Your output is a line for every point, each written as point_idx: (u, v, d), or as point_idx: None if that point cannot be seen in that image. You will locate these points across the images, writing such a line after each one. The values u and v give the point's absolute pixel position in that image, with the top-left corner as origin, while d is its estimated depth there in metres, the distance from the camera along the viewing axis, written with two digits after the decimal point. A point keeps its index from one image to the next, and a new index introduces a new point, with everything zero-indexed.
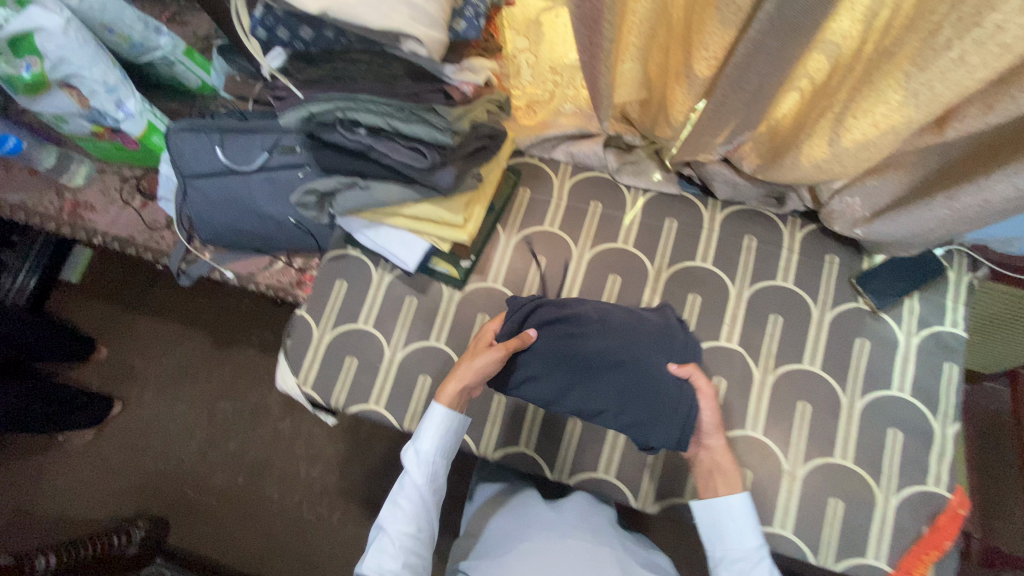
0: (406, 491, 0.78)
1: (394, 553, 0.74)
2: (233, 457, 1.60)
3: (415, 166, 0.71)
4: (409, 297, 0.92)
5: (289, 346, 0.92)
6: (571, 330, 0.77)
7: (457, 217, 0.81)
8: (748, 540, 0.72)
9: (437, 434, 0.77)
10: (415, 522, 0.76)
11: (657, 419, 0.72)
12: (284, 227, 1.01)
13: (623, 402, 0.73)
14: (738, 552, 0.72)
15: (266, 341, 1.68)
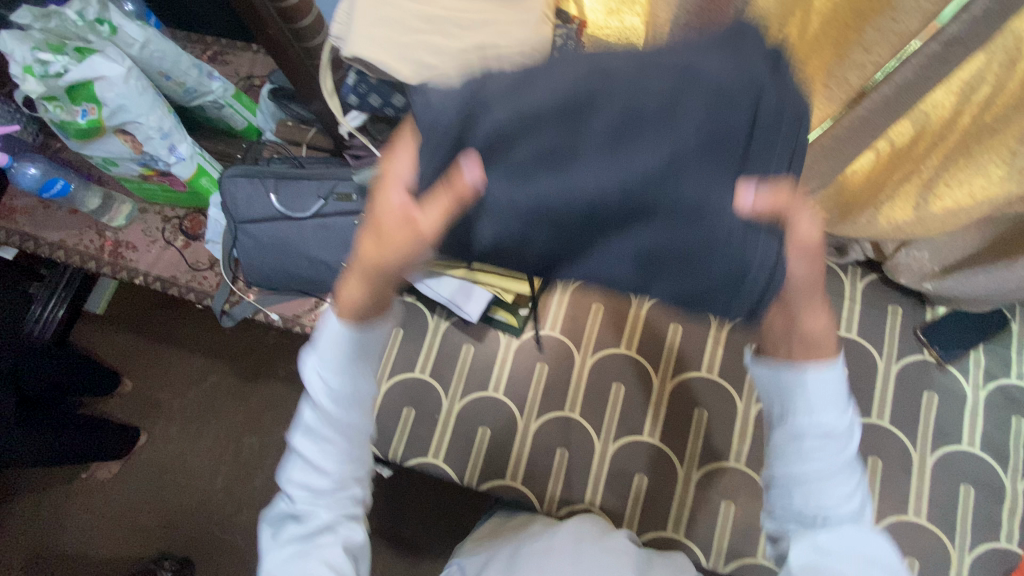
0: (313, 421, 0.56)
1: (306, 496, 0.56)
2: (260, 493, 1.57)
3: None
4: (466, 346, 0.91)
5: None
6: (549, 145, 0.44)
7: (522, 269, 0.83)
8: (830, 412, 0.51)
9: (344, 349, 0.52)
10: (329, 462, 0.55)
11: (706, 287, 0.47)
12: (335, 272, 1.01)
13: (669, 267, 0.47)
14: (822, 428, 0.51)
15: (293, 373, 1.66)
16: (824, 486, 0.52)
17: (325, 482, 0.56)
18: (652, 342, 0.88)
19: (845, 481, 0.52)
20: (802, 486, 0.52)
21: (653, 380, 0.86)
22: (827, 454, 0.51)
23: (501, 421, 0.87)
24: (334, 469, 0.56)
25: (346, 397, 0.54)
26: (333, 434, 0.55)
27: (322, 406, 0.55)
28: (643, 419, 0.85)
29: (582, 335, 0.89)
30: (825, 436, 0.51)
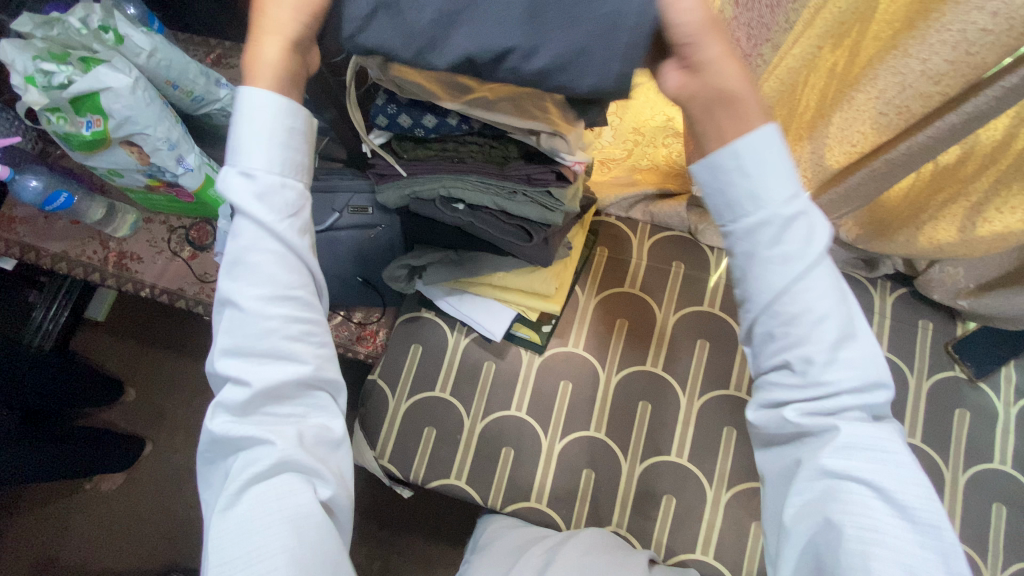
0: (236, 262, 0.46)
1: (245, 370, 0.45)
2: None
3: (518, 244, 0.70)
4: (487, 363, 0.89)
5: (364, 414, 0.88)
6: None
7: (549, 288, 0.80)
8: (775, 187, 0.43)
9: (264, 143, 0.46)
10: (266, 306, 0.45)
11: (592, 40, 0.38)
12: (349, 286, 0.98)
13: (541, 17, 0.39)
14: (787, 210, 0.43)
15: None
16: (794, 302, 0.43)
17: (264, 342, 0.45)
18: (678, 359, 0.86)
19: (825, 293, 0.44)
20: (776, 313, 0.44)
21: (680, 398, 0.85)
22: (794, 260, 0.43)
23: (525, 440, 0.85)
24: (275, 322, 0.45)
25: (270, 206, 0.46)
26: (267, 266, 0.46)
27: (250, 233, 0.46)
28: (670, 438, 0.83)
29: (607, 352, 0.88)
30: (785, 227, 0.43)
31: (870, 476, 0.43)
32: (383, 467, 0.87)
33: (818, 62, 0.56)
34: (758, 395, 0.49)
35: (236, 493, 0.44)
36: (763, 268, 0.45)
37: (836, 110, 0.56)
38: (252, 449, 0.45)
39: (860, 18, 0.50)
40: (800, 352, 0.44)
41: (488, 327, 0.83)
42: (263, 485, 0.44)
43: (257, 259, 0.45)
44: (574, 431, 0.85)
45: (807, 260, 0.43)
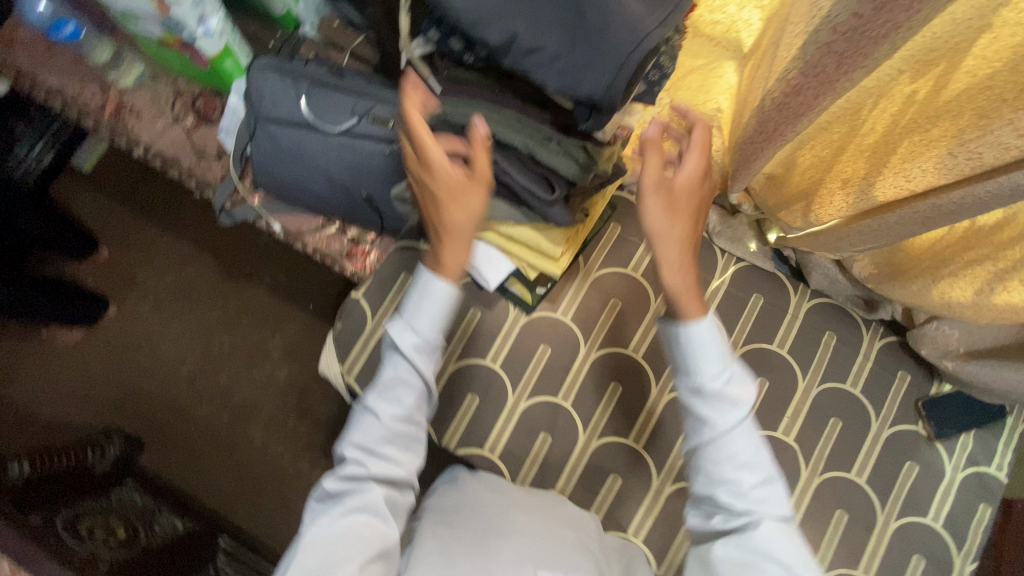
0: (382, 390, 0.67)
1: (364, 460, 0.64)
2: (221, 392, 1.53)
3: (537, 194, 0.65)
4: (472, 309, 0.87)
5: (340, 328, 0.88)
6: None
7: (555, 249, 0.77)
8: (712, 368, 0.63)
9: (434, 308, 0.66)
10: (394, 417, 0.65)
11: (602, 57, 0.49)
12: (352, 199, 0.94)
13: (571, 34, 0.49)
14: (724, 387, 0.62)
15: (277, 282, 1.58)
16: (722, 446, 0.62)
17: (383, 445, 0.65)
18: (660, 352, 0.86)
19: (744, 442, 0.62)
20: (709, 455, 0.62)
21: (651, 389, 0.85)
22: (718, 421, 0.62)
23: (491, 392, 0.85)
24: (394, 431, 0.65)
25: (425, 352, 0.67)
26: (404, 393, 0.66)
27: (402, 367, 0.67)
28: (631, 423, 0.84)
29: (593, 327, 0.87)
30: (716, 398, 0.62)
31: (780, 557, 0.57)
32: (348, 384, 0.87)
33: (895, 87, 0.52)
34: (694, 508, 0.66)
35: (327, 537, 0.59)
36: (699, 426, 0.64)
37: (906, 140, 0.54)
38: (346, 514, 0.60)
39: (952, 52, 0.45)
40: (726, 481, 0.61)
41: (484, 277, 0.83)
42: (346, 539, 0.59)
43: (400, 387, 0.66)
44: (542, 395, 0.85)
45: (732, 422, 0.62)
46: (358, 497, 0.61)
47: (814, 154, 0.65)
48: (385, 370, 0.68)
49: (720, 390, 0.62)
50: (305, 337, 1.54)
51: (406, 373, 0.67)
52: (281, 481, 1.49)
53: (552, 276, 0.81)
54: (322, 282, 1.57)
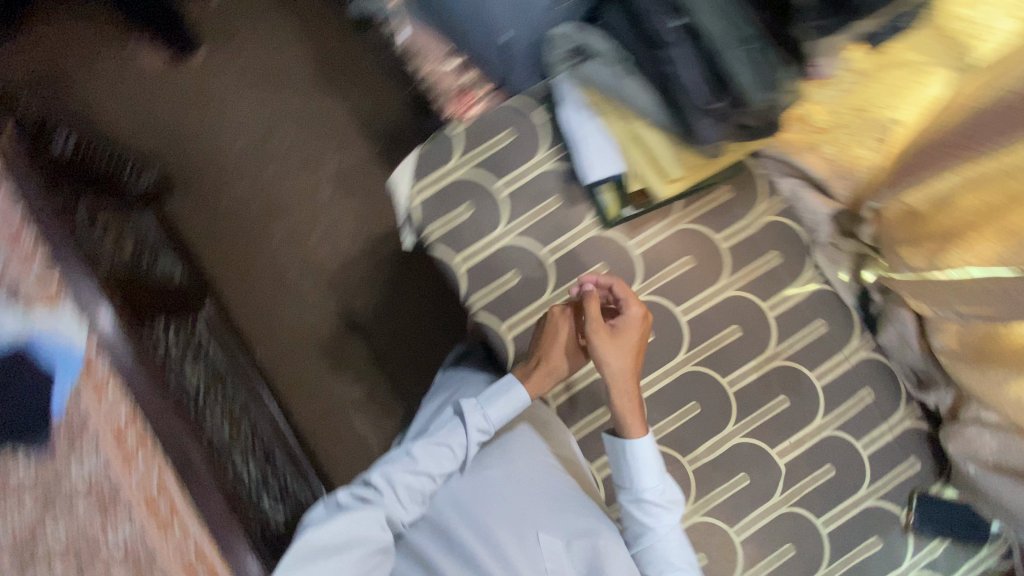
0: (431, 442, 0.78)
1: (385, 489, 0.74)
2: (262, 180, 1.54)
3: (699, 95, 0.61)
4: (552, 198, 0.83)
5: (426, 150, 0.84)
6: None
7: (675, 171, 0.73)
8: (647, 479, 0.75)
9: (508, 407, 0.79)
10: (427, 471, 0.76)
11: None
12: (489, 40, 0.88)
13: None
14: (665, 497, 0.75)
15: (360, 106, 1.56)
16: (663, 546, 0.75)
17: (410, 482, 0.74)
18: (706, 325, 0.82)
19: (675, 542, 0.75)
20: (649, 559, 0.75)
21: (678, 353, 0.82)
22: (657, 526, 0.75)
23: (531, 280, 0.83)
24: (425, 477, 0.76)
25: (478, 437, 0.79)
26: (445, 456, 0.77)
27: (456, 438, 0.78)
28: (645, 373, 0.82)
29: (656, 272, 0.82)
30: (651, 507, 0.75)
31: None
32: (408, 206, 0.84)
33: None
34: None
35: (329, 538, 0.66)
36: (642, 530, 0.77)
37: None
38: (361, 517, 0.69)
39: None
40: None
41: (586, 165, 0.75)
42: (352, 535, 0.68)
43: (444, 452, 0.77)
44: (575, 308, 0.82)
45: (667, 525, 0.76)
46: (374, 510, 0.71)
47: (982, 198, 0.61)
48: (442, 430, 0.79)
49: (656, 502, 0.75)
50: (359, 170, 1.54)
51: (455, 441, 0.79)
52: (280, 286, 1.52)
53: (654, 198, 0.76)
54: (401, 128, 1.55)
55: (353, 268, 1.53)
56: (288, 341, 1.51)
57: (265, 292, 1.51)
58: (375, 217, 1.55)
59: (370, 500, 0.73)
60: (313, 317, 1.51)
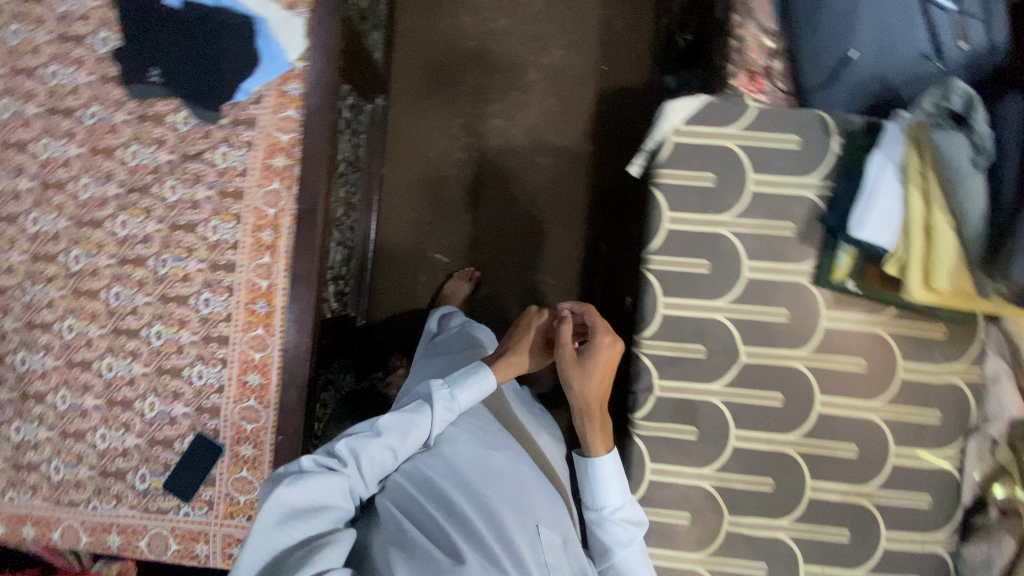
0: (396, 418, 0.88)
1: (353, 458, 0.83)
2: (489, 28, 1.54)
3: None
4: (788, 225, 0.79)
5: (714, 101, 0.79)
6: None
7: (943, 283, 0.68)
8: (609, 498, 0.77)
9: (474, 394, 0.93)
10: (393, 444, 0.86)
11: None
12: (834, 45, 0.87)
13: None
14: (626, 515, 0.77)
15: (612, 24, 1.54)
16: (623, 562, 0.77)
17: (374, 453, 0.84)
18: (831, 426, 0.79)
19: (636, 560, 0.77)
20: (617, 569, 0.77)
21: (789, 432, 0.79)
22: (618, 541, 0.76)
23: (718, 280, 0.78)
24: (385, 452, 0.86)
25: (443, 415, 0.91)
26: (411, 431, 0.88)
27: (419, 419, 0.89)
28: (748, 426, 0.79)
29: (825, 351, 0.79)
30: (614, 527, 0.75)
31: None
32: (662, 139, 0.79)
33: None
34: None
35: (304, 493, 0.74)
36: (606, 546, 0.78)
37: None
38: (331, 480, 0.78)
39: None
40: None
41: (863, 220, 0.70)
42: (322, 492, 0.76)
43: (412, 426, 0.89)
44: (737, 328, 0.78)
45: (627, 542, 0.76)
46: (340, 475, 0.79)
47: None
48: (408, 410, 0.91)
49: (619, 520, 0.77)
50: (573, 78, 1.55)
51: (421, 420, 0.90)
52: (441, 128, 1.56)
53: (902, 291, 0.70)
54: (633, 67, 1.53)
55: (508, 155, 1.56)
56: (416, 174, 1.56)
57: (427, 124, 1.55)
58: (555, 126, 1.55)
59: (336, 467, 0.81)
60: (449, 170, 1.56)
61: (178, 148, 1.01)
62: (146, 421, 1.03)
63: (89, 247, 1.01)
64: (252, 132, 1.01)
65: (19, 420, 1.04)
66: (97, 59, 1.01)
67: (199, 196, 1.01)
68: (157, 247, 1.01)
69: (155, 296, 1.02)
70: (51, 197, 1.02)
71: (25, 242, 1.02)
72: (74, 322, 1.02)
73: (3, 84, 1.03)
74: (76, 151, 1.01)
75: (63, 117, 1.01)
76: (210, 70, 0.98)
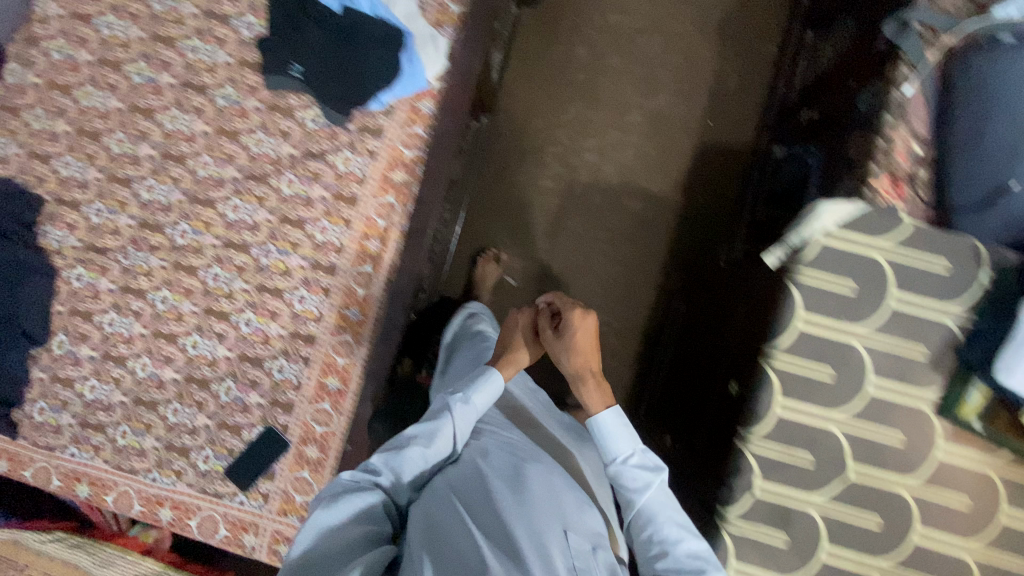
0: (420, 432, 0.90)
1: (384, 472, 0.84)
2: (601, 64, 1.53)
3: None
4: (920, 349, 0.78)
5: (870, 210, 0.77)
6: None
7: None
8: (622, 447, 0.91)
9: (486, 393, 0.96)
10: (420, 454, 0.87)
11: None
12: (997, 175, 0.86)
13: None
14: (639, 462, 0.89)
15: (724, 83, 1.54)
16: (651, 505, 0.85)
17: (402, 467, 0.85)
18: (925, 559, 0.77)
19: (662, 500, 0.85)
20: (645, 518, 0.85)
21: (880, 555, 0.77)
22: (638, 484, 0.87)
23: (838, 390, 0.78)
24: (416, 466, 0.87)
25: (463, 418, 0.93)
26: (436, 438, 0.90)
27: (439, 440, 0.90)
28: (838, 541, 0.77)
29: (932, 481, 0.77)
30: (630, 466, 0.88)
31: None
32: (809, 237, 0.77)
33: None
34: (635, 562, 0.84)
35: (337, 509, 0.76)
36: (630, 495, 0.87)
37: None
38: (363, 495, 0.79)
39: None
40: (661, 537, 0.81)
41: (1012, 366, 0.69)
42: (356, 510, 0.77)
43: (437, 434, 0.90)
44: (850, 443, 0.78)
45: (645, 488, 0.87)
46: (373, 495, 0.80)
47: None
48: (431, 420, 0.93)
49: (636, 463, 0.89)
50: (675, 128, 1.54)
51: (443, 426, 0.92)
52: (534, 153, 1.55)
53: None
54: (738, 128, 1.53)
55: (595, 192, 1.55)
56: (502, 195, 1.56)
57: (521, 148, 1.55)
58: (648, 170, 1.55)
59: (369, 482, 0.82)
60: (535, 197, 1.56)
61: (302, 144, 1.01)
62: (219, 404, 1.03)
63: (197, 224, 1.02)
64: (377, 142, 1.01)
65: (94, 380, 1.04)
66: (239, 42, 1.01)
67: (314, 194, 1.01)
68: (263, 237, 1.02)
69: (252, 284, 1.02)
70: (168, 169, 1.01)
71: (135, 208, 1.02)
72: (168, 295, 1.02)
73: (140, 48, 1.01)
74: (202, 128, 1.01)
75: (195, 93, 1.01)
76: (354, 81, 0.98)
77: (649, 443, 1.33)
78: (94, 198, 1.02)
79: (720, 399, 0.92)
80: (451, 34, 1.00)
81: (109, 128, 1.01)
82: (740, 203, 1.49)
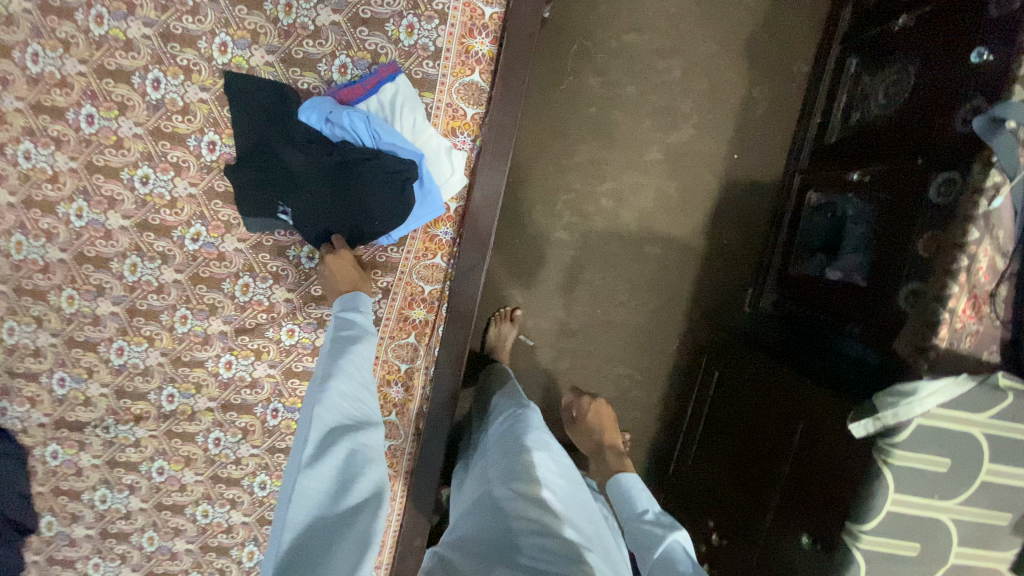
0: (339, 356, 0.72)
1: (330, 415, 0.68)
2: (617, 94, 1.34)
3: None
4: (1006, 516, 0.74)
5: (969, 385, 0.71)
6: None
7: None
8: (644, 500, 0.90)
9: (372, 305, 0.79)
10: (353, 380, 0.71)
11: None
12: None
13: None
14: (662, 514, 0.88)
15: (749, 112, 1.39)
16: (671, 552, 0.82)
17: (343, 398, 0.70)
18: None
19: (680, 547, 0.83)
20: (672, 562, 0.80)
21: None
22: (665, 531, 0.84)
23: (923, 561, 0.74)
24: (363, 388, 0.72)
25: (364, 327, 0.77)
26: (358, 357, 0.73)
27: (366, 347, 0.75)
28: None
29: None
30: (660, 515, 0.87)
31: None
32: (907, 419, 0.70)
33: None
34: None
35: (318, 481, 0.62)
36: (659, 540, 0.83)
37: None
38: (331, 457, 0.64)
39: None
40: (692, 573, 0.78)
41: None
42: (333, 471, 0.63)
43: (355, 354, 0.73)
44: None
45: (671, 532, 0.84)
46: (341, 445, 0.65)
47: None
48: (336, 345, 0.74)
49: (653, 520, 0.86)
50: (698, 164, 1.40)
51: (359, 338, 0.75)
52: (545, 200, 1.38)
53: None
54: (763, 161, 1.41)
55: (614, 241, 1.42)
56: (511, 250, 1.40)
57: (530, 196, 1.38)
58: (669, 214, 1.42)
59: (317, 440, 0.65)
60: (548, 250, 1.41)
61: (300, 287, 0.86)
62: (244, 568, 0.94)
63: (186, 387, 0.87)
64: (390, 277, 0.87)
65: (97, 559, 0.92)
66: (202, 167, 0.81)
67: (320, 342, 0.88)
68: (267, 394, 0.88)
69: (261, 447, 0.90)
70: (140, 326, 0.84)
71: (107, 374, 0.86)
72: (165, 465, 0.89)
73: (73, 183, 0.80)
74: (173, 277, 0.83)
75: (156, 235, 0.82)
76: (353, 212, 0.82)
77: (683, 508, 1.33)
78: (54, 366, 0.85)
79: (784, 534, 0.90)
80: (468, 143, 0.85)
81: (55, 285, 0.82)
82: (769, 247, 1.41)
